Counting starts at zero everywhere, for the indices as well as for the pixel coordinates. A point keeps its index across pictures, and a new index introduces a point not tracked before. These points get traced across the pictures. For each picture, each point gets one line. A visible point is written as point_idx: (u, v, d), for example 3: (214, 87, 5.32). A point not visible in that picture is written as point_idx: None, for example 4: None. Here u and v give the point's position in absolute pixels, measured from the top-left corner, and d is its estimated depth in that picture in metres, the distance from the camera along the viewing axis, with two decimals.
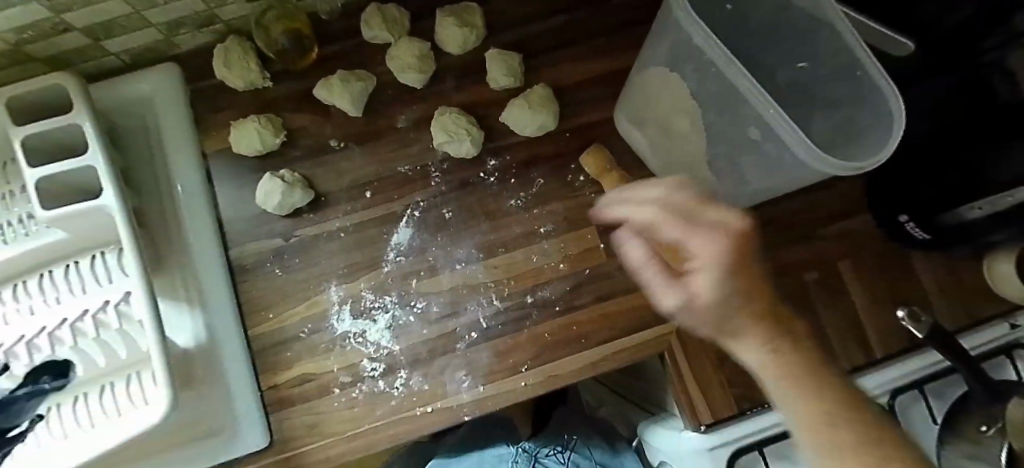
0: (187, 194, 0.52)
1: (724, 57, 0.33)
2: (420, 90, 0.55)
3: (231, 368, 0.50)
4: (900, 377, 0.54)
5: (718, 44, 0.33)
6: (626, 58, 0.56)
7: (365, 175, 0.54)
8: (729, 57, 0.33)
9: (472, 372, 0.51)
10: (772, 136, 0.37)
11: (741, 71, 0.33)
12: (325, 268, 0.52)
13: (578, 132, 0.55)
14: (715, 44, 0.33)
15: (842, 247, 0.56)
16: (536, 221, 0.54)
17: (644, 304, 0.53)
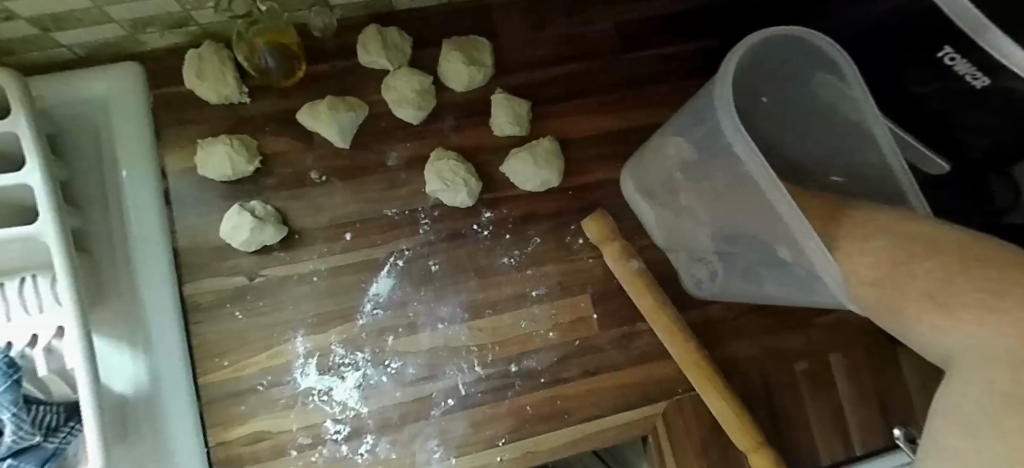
0: (138, 216, 0.46)
1: (765, 176, 0.30)
2: (416, 126, 0.50)
3: (172, 421, 0.44)
4: None
5: (759, 161, 0.30)
6: (641, 116, 0.53)
7: (346, 215, 0.49)
8: (772, 180, 0.29)
9: (445, 442, 0.48)
10: (807, 263, 0.32)
11: (784, 195, 0.29)
12: (292, 315, 0.47)
13: (582, 191, 0.51)
14: (757, 162, 0.30)
15: (840, 338, 0.53)
16: (529, 283, 0.50)
17: (632, 382, 0.50)
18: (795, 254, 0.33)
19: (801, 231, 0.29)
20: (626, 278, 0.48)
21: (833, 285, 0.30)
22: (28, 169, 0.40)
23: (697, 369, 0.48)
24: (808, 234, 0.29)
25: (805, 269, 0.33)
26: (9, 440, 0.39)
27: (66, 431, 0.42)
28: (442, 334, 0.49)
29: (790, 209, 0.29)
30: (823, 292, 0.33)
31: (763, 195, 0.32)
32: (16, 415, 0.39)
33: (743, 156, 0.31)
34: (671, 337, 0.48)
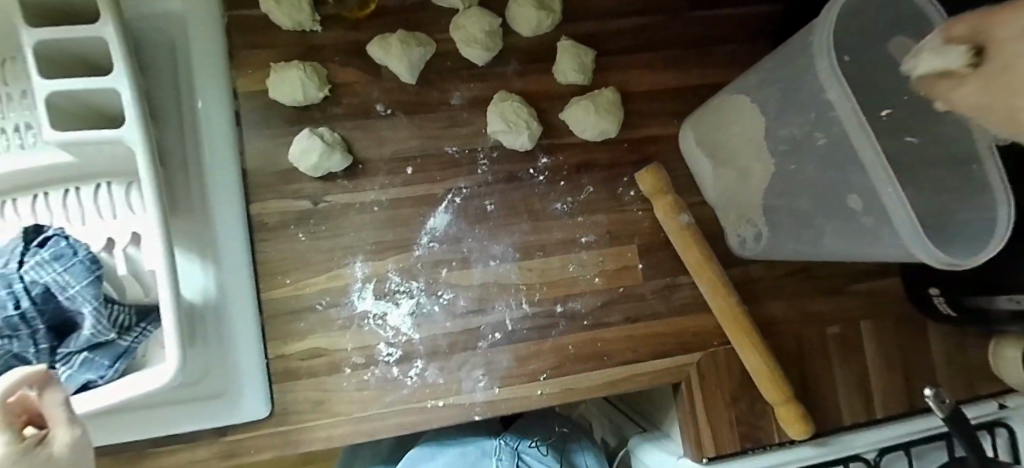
0: (211, 131, 0.46)
1: (853, 118, 0.32)
2: (481, 68, 0.51)
3: (239, 331, 0.47)
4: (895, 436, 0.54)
5: (850, 104, 0.32)
6: (699, 76, 0.54)
7: (408, 150, 0.50)
8: (860, 122, 0.32)
9: (490, 373, 0.50)
10: (879, 209, 0.34)
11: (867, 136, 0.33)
12: (352, 241, 0.49)
13: (637, 144, 0.52)
14: (849, 104, 0.32)
15: (869, 306, 0.56)
16: (579, 229, 0.52)
17: (670, 332, 0.52)
18: (867, 201, 0.35)
19: (879, 173, 0.32)
20: (676, 231, 0.50)
21: (902, 229, 0.33)
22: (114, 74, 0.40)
23: (735, 323, 0.50)
24: (885, 177, 0.32)
25: (873, 217, 0.36)
26: (87, 334, 0.40)
27: (138, 331, 0.44)
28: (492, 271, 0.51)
29: (873, 152, 0.32)
30: (886, 242, 0.36)
31: (845, 140, 0.34)
32: (97, 310, 0.40)
33: (833, 100, 0.33)
34: (713, 290, 0.50)
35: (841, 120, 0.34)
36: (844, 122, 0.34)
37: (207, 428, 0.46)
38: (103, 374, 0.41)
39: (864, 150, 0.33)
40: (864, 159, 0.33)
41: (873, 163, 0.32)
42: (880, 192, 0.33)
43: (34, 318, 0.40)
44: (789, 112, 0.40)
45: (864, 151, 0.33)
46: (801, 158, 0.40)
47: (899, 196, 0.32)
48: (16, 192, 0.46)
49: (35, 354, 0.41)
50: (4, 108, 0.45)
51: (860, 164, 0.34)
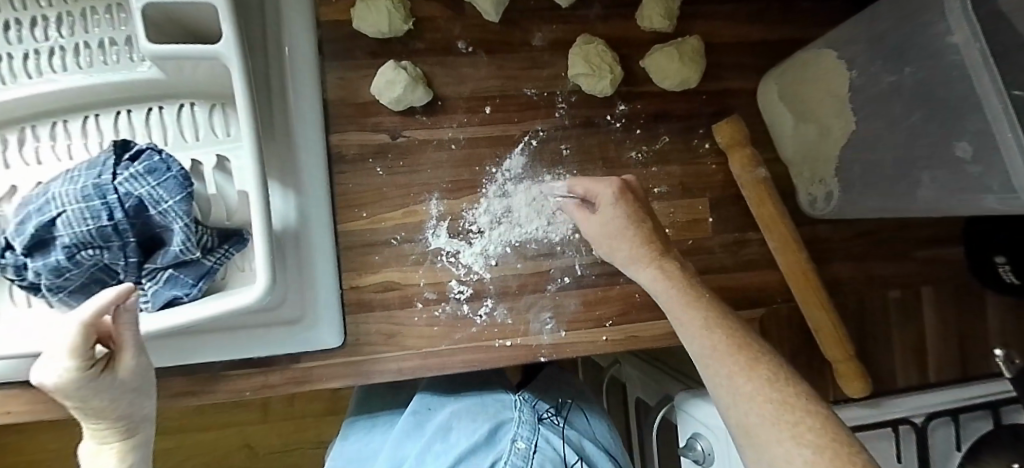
0: (296, 59, 0.46)
1: (980, 59, 0.30)
2: (564, 9, 0.50)
3: (317, 260, 0.47)
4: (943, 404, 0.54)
5: (979, 44, 0.30)
6: (781, 31, 0.53)
7: (487, 89, 0.50)
8: (988, 65, 0.30)
9: (558, 316, 0.50)
10: (992, 155, 0.32)
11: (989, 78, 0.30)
12: (428, 178, 0.49)
13: (715, 97, 0.53)
14: (978, 45, 0.30)
15: (930, 273, 0.56)
16: (652, 179, 0.52)
17: (735, 286, 0.53)
18: (977, 148, 0.33)
19: (1003, 118, 0.30)
20: (751, 185, 0.50)
21: (1017, 178, 0.30)
22: None
23: (804, 278, 0.50)
24: (1006, 123, 0.30)
25: (982, 167, 0.33)
26: (174, 250, 0.40)
27: (221, 253, 0.43)
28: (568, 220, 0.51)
29: (998, 94, 0.30)
30: (992, 195, 0.34)
31: (968, 84, 0.32)
32: (187, 227, 0.39)
33: (957, 41, 0.31)
34: (783, 247, 0.50)
35: (964, 63, 0.32)
36: (969, 66, 0.31)
37: (281, 353, 0.46)
38: (187, 291, 0.41)
39: (988, 92, 0.30)
40: (982, 102, 0.31)
41: (997, 105, 0.30)
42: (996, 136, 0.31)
43: (126, 230, 0.38)
44: (899, 60, 0.38)
45: (989, 94, 0.30)
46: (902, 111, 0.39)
47: (1019, 139, 0.29)
48: (99, 109, 0.45)
49: (123, 266, 0.40)
50: (91, 21, 0.44)
51: (982, 110, 0.31)
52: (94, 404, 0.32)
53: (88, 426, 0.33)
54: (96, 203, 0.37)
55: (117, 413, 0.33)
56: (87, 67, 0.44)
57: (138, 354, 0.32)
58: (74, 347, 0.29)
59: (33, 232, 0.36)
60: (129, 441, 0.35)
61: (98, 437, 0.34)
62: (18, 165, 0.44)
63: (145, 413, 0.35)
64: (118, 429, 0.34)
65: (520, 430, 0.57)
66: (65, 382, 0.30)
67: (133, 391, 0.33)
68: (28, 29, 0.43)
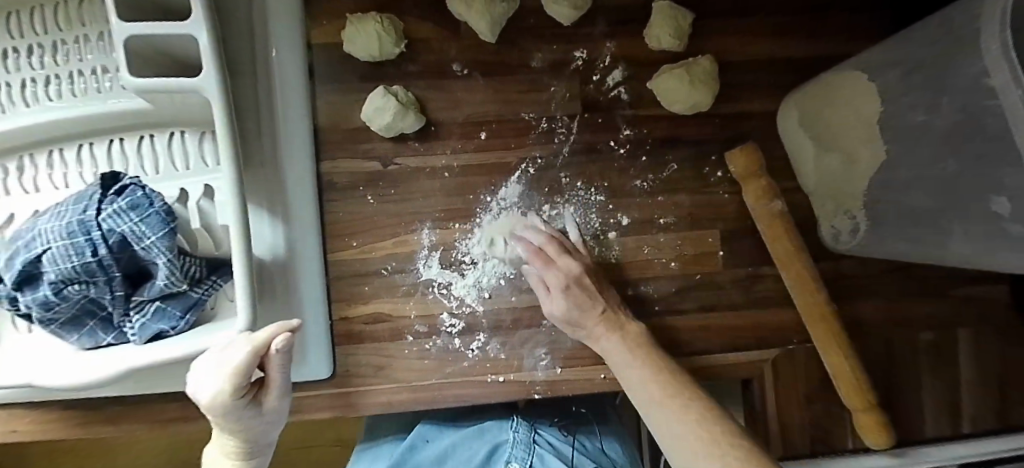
0: (285, 83, 0.45)
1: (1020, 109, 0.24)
2: (566, 28, 0.47)
3: (306, 289, 0.46)
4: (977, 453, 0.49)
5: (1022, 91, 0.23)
6: (805, 48, 0.49)
7: (483, 113, 0.47)
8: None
9: (553, 352, 0.48)
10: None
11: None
12: (420, 206, 0.47)
13: (728, 121, 0.49)
14: (1019, 91, 0.24)
15: (968, 314, 0.51)
16: (657, 209, 0.49)
17: (745, 324, 0.50)
18: (1016, 206, 0.27)
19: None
20: (766, 218, 0.46)
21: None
22: (190, 20, 0.36)
23: (822, 321, 0.46)
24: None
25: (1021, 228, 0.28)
26: (161, 284, 0.39)
27: (209, 284, 0.43)
28: (572, 220, 0.48)
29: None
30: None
31: (1008, 137, 0.26)
32: (171, 262, 0.38)
33: (998, 83, 0.25)
34: (799, 286, 0.46)
35: (1004, 109, 0.25)
36: (1009, 116, 0.25)
37: None
38: (174, 325, 0.41)
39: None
40: (1021, 159, 0.25)
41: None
42: None
43: (111, 265, 0.38)
44: (928, 91, 0.33)
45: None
46: (922, 152, 0.34)
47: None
48: (94, 137, 0.46)
49: (109, 300, 0.39)
50: (84, 49, 0.43)
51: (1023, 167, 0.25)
52: (240, 425, 0.35)
53: (225, 441, 0.37)
54: (81, 239, 0.36)
55: (252, 434, 0.36)
56: (79, 95, 0.44)
57: (279, 390, 0.35)
58: (229, 387, 0.32)
59: (21, 268, 0.36)
60: (252, 455, 0.38)
61: (230, 452, 0.37)
62: (17, 194, 0.45)
63: (273, 435, 0.38)
64: (248, 446, 0.37)
65: (514, 451, 0.52)
66: (222, 413, 0.33)
67: (268, 418, 0.36)
68: (24, 57, 0.43)
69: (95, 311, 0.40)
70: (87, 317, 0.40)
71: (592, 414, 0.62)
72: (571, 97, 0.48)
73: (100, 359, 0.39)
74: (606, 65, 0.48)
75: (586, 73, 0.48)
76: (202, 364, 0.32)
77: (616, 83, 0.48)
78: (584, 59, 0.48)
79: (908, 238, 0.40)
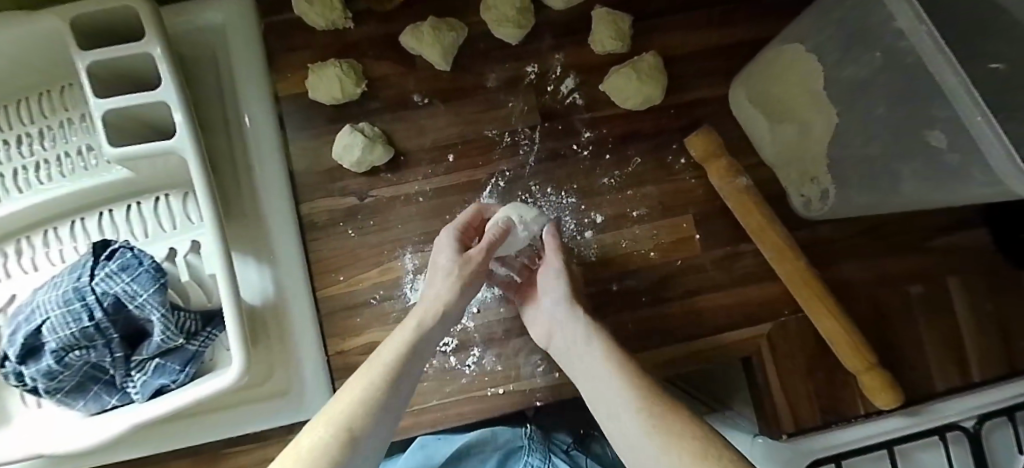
0: (257, 135, 0.48)
1: (932, 44, 0.27)
2: (515, 46, 0.50)
3: (299, 327, 0.47)
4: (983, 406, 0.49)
5: (927, 29, 0.27)
6: (744, 32, 0.51)
7: (448, 137, 0.50)
8: (942, 49, 0.26)
9: (549, 357, 0.49)
10: (965, 142, 0.28)
11: (945, 58, 0.26)
12: (401, 233, 0.49)
13: (683, 110, 0.51)
14: (925, 28, 0.27)
15: (954, 260, 0.51)
16: (629, 203, 0.50)
17: (734, 302, 0.50)
18: (952, 136, 0.29)
19: (967, 104, 0.26)
20: (735, 196, 0.47)
21: (994, 162, 0.26)
22: (163, 88, 0.39)
23: (808, 288, 0.46)
24: (974, 107, 0.26)
25: (960, 156, 0.30)
26: (157, 340, 0.40)
27: (205, 336, 0.44)
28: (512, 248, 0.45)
29: (955, 74, 0.26)
30: (978, 182, 0.30)
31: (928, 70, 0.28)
32: (164, 317, 0.40)
33: (904, 28, 0.28)
34: (778, 256, 0.47)
35: (917, 49, 0.28)
36: (921, 52, 0.28)
37: (276, 426, 0.47)
38: (174, 378, 0.42)
39: (946, 75, 0.26)
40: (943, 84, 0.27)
41: (955, 91, 0.26)
42: (965, 118, 0.27)
43: (108, 328, 0.39)
44: (856, 50, 0.35)
45: (947, 77, 0.26)
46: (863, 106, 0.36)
47: (992, 124, 0.25)
48: (84, 212, 0.48)
49: (110, 363, 0.41)
50: (69, 131, 0.47)
51: (944, 94, 0.28)
52: (402, 347, 0.35)
53: (360, 382, 0.32)
54: (77, 305, 0.38)
55: (395, 375, 0.33)
56: (66, 174, 0.46)
57: (473, 278, 0.39)
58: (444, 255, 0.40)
59: (23, 341, 0.38)
60: (370, 416, 0.29)
61: (349, 408, 0.29)
62: (18, 275, 0.47)
63: (400, 391, 0.32)
64: (377, 395, 0.31)
65: (532, 459, 0.53)
66: (423, 304, 0.38)
67: (425, 342, 0.36)
68: (16, 147, 0.46)
69: (98, 375, 0.41)
70: (89, 382, 0.41)
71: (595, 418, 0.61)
72: (530, 109, 0.50)
73: (106, 420, 0.40)
74: (557, 75, 0.50)
75: (540, 85, 0.50)
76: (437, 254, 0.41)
77: (570, 90, 0.50)
78: (536, 73, 0.50)
79: (872, 193, 0.41)
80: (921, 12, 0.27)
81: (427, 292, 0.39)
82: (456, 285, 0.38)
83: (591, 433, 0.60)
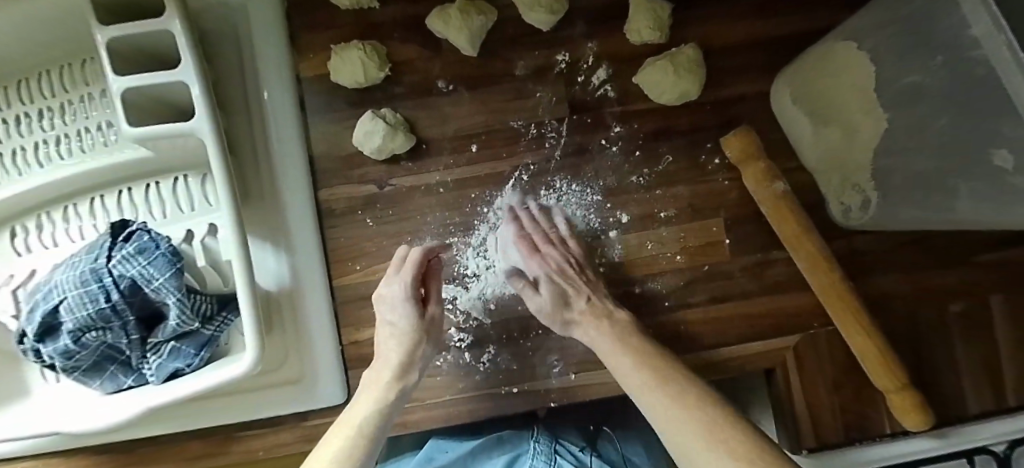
0: (278, 117, 0.47)
1: (1010, 55, 0.24)
2: (546, 33, 0.48)
3: (314, 316, 0.47)
4: (1004, 433, 0.48)
5: (1006, 40, 0.24)
6: (791, 26, 0.48)
7: (472, 126, 0.48)
8: (1019, 62, 0.23)
9: (565, 358, 0.48)
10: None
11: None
12: (420, 223, 0.48)
13: (720, 107, 0.48)
14: (1004, 39, 0.24)
15: (999, 280, 0.48)
16: (657, 203, 0.48)
17: (760, 312, 0.48)
18: (1019, 159, 0.27)
19: None
20: (769, 201, 0.45)
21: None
22: (182, 67, 0.38)
23: (841, 302, 0.44)
24: None
25: None
26: (173, 323, 0.40)
27: (220, 321, 0.43)
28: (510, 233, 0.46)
29: None
30: None
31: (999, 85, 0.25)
32: (180, 301, 0.39)
33: (978, 34, 0.25)
34: (812, 266, 0.44)
35: (991, 61, 0.25)
36: (995, 66, 0.25)
37: (288, 414, 0.47)
38: (189, 362, 0.42)
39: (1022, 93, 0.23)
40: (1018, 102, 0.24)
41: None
42: None
43: (124, 310, 0.39)
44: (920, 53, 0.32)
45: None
46: (920, 114, 0.33)
47: None
48: (102, 189, 0.48)
49: (126, 344, 0.41)
50: (88, 106, 0.46)
51: (1018, 114, 0.25)
52: (369, 415, 0.35)
53: (339, 437, 0.33)
54: (94, 287, 0.38)
55: (363, 434, 0.34)
56: (86, 150, 0.46)
57: (426, 338, 0.39)
58: (394, 312, 0.39)
59: (41, 320, 0.39)
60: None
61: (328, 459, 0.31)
62: (37, 250, 0.47)
63: (375, 441, 0.34)
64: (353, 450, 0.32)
65: (537, 462, 0.52)
66: (380, 369, 0.38)
67: (389, 407, 0.36)
68: (36, 121, 0.46)
69: (113, 355, 0.41)
70: (105, 362, 0.42)
71: (611, 419, 0.61)
72: (558, 100, 0.48)
73: (121, 400, 0.40)
74: (589, 65, 0.48)
75: (570, 75, 0.48)
76: (378, 308, 0.40)
77: (601, 82, 0.48)
78: (567, 62, 0.48)
79: (923, 207, 0.38)
80: (999, 21, 0.24)
81: (382, 359, 0.39)
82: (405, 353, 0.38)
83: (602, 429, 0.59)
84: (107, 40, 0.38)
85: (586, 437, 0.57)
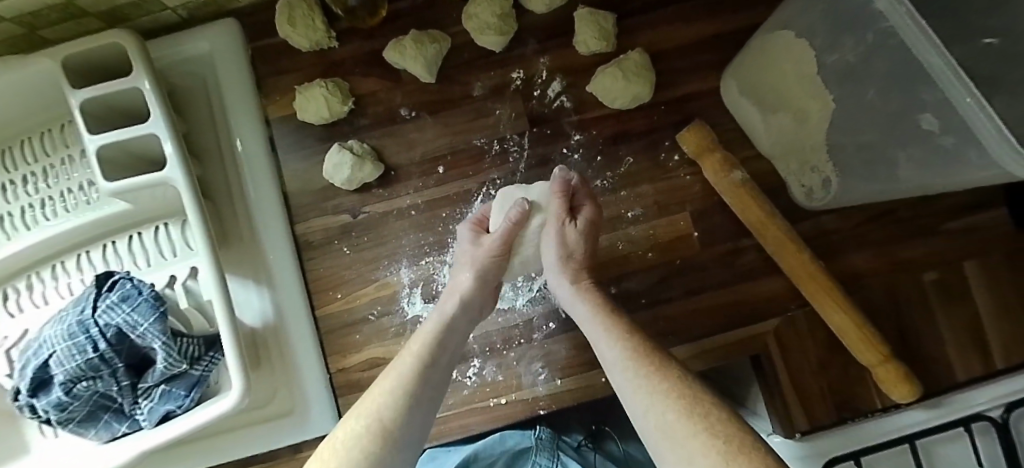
0: (251, 160, 0.49)
1: (911, 23, 0.25)
2: (499, 54, 0.50)
3: (299, 346, 0.48)
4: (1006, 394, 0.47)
5: (905, 9, 0.25)
6: (733, 22, 0.50)
7: (437, 149, 0.50)
8: (921, 28, 0.25)
9: (550, 365, 0.48)
10: (959, 126, 0.27)
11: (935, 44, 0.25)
12: (395, 248, 0.49)
13: (674, 105, 0.50)
14: (904, 9, 0.25)
15: (969, 245, 0.49)
16: (623, 204, 0.49)
17: (736, 300, 0.49)
18: (942, 120, 0.28)
19: (953, 84, 0.24)
20: (730, 191, 0.46)
21: (993, 148, 0.24)
22: (152, 120, 0.40)
23: (813, 282, 0.44)
24: (963, 88, 0.24)
25: (954, 138, 0.28)
26: (161, 367, 0.41)
27: (208, 360, 0.44)
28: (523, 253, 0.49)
29: (939, 55, 0.25)
30: (977, 166, 0.28)
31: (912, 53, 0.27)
32: (166, 344, 0.40)
33: (883, 8, 0.27)
34: (781, 250, 0.45)
35: (899, 31, 0.27)
36: (904, 35, 0.26)
37: (283, 446, 0.48)
38: (180, 404, 0.42)
39: (930, 56, 0.25)
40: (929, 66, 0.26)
41: (942, 72, 0.25)
42: (956, 102, 0.25)
43: (113, 358, 0.40)
44: (844, 34, 0.34)
45: (931, 58, 0.25)
46: None
47: (981, 104, 0.23)
48: (89, 244, 0.49)
49: (117, 392, 0.42)
50: (69, 168, 0.48)
51: (932, 77, 0.26)
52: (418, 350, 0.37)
53: (386, 387, 0.33)
54: (81, 338, 0.39)
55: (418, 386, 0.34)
56: (69, 209, 0.47)
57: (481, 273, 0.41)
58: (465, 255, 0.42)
59: (34, 374, 0.40)
60: (395, 425, 0.30)
61: (382, 408, 0.31)
62: (30, 309, 0.49)
63: (426, 396, 0.34)
64: (400, 404, 0.32)
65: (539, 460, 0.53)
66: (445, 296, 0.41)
67: (448, 339, 0.38)
68: (21, 186, 0.48)
69: (105, 404, 0.42)
70: (97, 412, 0.42)
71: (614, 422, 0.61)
72: (518, 115, 0.50)
73: (113, 448, 0.41)
74: (543, 80, 0.50)
75: (527, 91, 0.50)
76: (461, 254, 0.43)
77: (557, 94, 0.50)
78: (522, 79, 0.50)
79: (874, 179, 0.39)
80: None
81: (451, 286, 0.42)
82: (462, 304, 0.40)
83: (604, 428, 0.60)
84: (79, 103, 0.40)
85: (590, 436, 0.59)
